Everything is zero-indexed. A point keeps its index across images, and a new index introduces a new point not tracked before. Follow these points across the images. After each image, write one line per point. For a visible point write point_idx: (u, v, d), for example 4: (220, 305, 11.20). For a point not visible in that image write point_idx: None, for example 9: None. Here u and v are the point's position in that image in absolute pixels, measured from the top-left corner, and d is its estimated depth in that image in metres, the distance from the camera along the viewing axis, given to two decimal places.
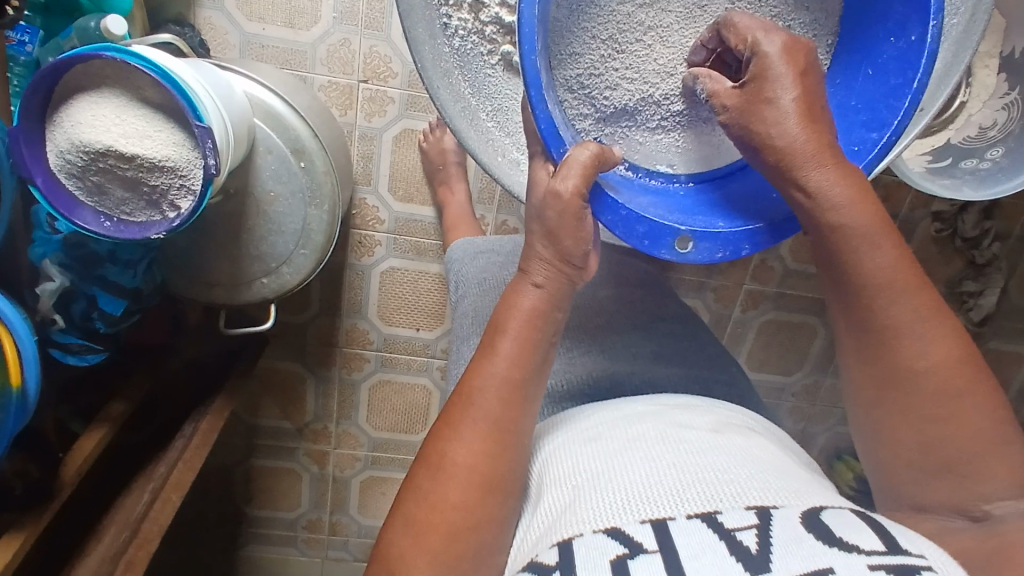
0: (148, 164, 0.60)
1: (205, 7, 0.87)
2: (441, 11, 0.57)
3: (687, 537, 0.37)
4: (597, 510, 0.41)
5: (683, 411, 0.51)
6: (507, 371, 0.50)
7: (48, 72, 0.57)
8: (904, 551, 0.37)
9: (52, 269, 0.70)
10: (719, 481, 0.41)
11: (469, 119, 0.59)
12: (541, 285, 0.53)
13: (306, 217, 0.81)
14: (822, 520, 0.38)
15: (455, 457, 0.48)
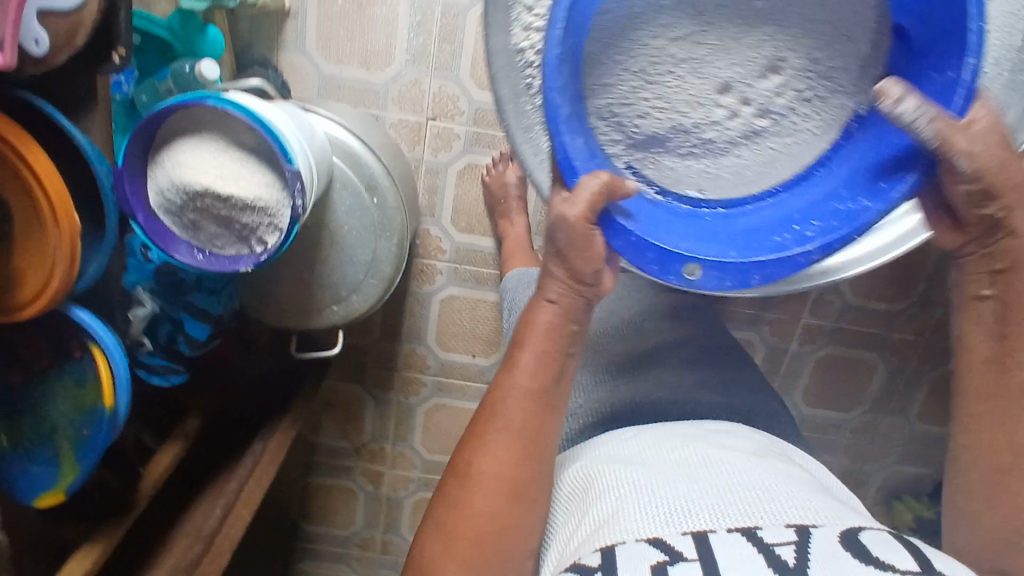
0: (241, 204, 0.64)
1: (286, 49, 0.91)
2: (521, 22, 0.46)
3: (727, 548, 0.38)
4: (642, 522, 0.42)
5: (724, 436, 0.52)
6: (529, 383, 0.45)
7: (154, 117, 0.62)
8: (938, 572, 0.37)
9: (145, 296, 0.74)
10: (760, 502, 0.42)
11: (521, 90, 0.47)
12: (555, 303, 0.46)
13: (376, 249, 0.85)
14: (859, 540, 0.38)
15: (480, 465, 0.45)
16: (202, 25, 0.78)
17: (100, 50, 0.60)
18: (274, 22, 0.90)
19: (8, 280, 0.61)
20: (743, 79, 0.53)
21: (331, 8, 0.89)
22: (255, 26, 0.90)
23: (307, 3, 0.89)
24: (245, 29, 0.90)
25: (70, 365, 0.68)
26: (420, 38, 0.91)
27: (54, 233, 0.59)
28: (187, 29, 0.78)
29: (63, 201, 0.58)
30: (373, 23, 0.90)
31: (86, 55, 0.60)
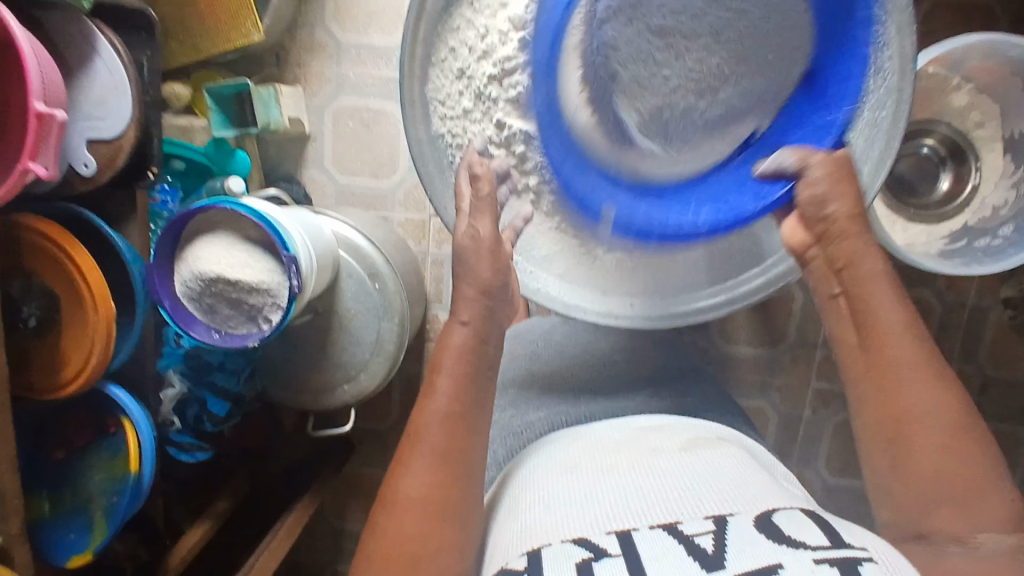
0: (248, 287, 0.75)
1: (308, 168, 1.07)
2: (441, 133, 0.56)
3: (649, 543, 0.36)
4: (565, 526, 0.40)
5: (656, 432, 0.51)
6: (448, 405, 0.51)
7: (178, 220, 0.75)
8: (849, 544, 0.37)
9: (174, 377, 0.86)
10: (680, 497, 0.41)
11: (444, 165, 0.56)
12: (467, 322, 0.54)
13: (379, 329, 0.93)
14: (773, 522, 0.37)
15: (407, 489, 0.48)
16: (231, 149, 0.94)
17: (138, 169, 0.76)
18: (297, 145, 1.06)
19: (54, 363, 0.72)
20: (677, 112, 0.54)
21: (343, 130, 1.05)
22: (282, 149, 1.06)
23: (323, 128, 1.05)
24: (274, 153, 1.06)
25: (106, 441, 0.77)
26: None
27: (92, 319, 0.71)
28: (220, 153, 0.94)
29: (102, 293, 0.71)
30: (378, 139, 1.05)
31: (125, 175, 0.75)
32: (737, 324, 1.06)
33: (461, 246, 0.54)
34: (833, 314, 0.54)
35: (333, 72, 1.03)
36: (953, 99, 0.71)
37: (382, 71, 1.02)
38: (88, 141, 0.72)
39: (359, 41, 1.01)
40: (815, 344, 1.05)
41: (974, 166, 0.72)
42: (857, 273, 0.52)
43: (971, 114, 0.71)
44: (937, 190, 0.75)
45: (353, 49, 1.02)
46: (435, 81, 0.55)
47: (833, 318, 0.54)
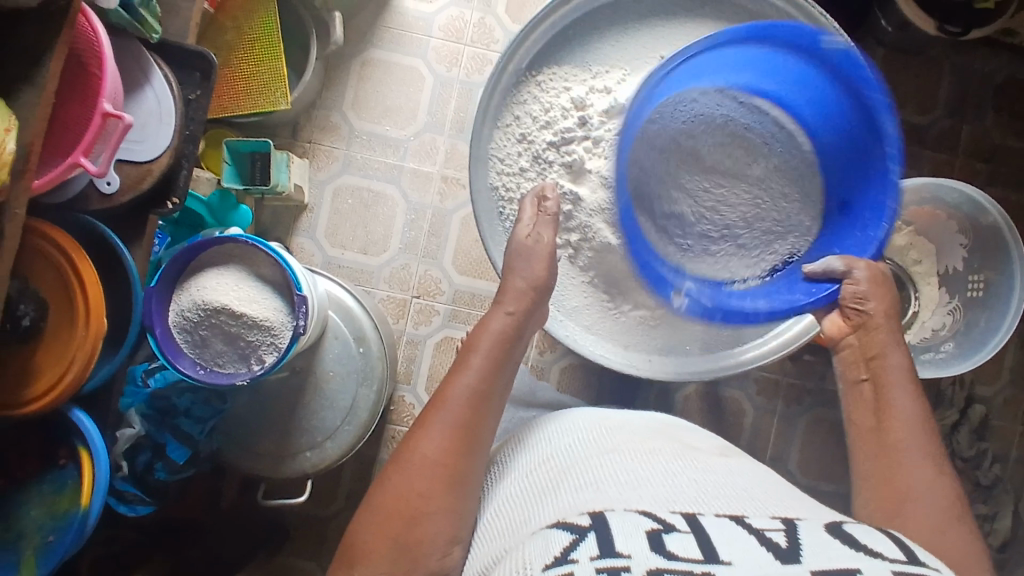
0: (250, 322, 0.74)
1: (300, 236, 1.09)
2: (495, 171, 0.63)
3: (719, 530, 0.38)
4: (628, 498, 0.43)
5: (679, 441, 0.55)
6: (477, 382, 0.53)
7: (198, 245, 0.75)
8: (922, 563, 0.38)
9: (135, 418, 0.80)
10: (737, 498, 0.44)
11: (493, 214, 0.63)
12: (513, 312, 0.57)
13: (356, 394, 0.92)
14: (847, 530, 0.40)
15: (424, 450, 0.50)
16: (235, 203, 0.96)
17: (162, 195, 0.76)
18: (293, 214, 1.09)
19: (23, 374, 0.67)
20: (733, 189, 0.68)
21: (342, 206, 1.09)
22: (277, 216, 1.09)
23: (322, 201, 1.09)
24: (268, 218, 1.08)
25: (52, 473, 0.70)
26: (412, 232, 1.10)
27: (79, 334, 0.67)
28: (222, 205, 0.95)
29: (98, 308, 0.67)
30: (374, 218, 1.10)
31: (144, 202, 0.76)
32: None
33: (520, 245, 0.59)
34: (855, 399, 0.60)
35: (342, 153, 1.09)
36: (895, 239, 0.83)
37: (389, 158, 1.10)
38: (119, 161, 0.73)
39: (373, 129, 1.09)
40: (763, 463, 1.10)
41: (912, 296, 0.84)
42: (883, 364, 0.60)
43: (910, 252, 0.83)
44: None
45: (365, 135, 1.09)
46: (497, 142, 0.63)
47: (853, 401, 0.60)
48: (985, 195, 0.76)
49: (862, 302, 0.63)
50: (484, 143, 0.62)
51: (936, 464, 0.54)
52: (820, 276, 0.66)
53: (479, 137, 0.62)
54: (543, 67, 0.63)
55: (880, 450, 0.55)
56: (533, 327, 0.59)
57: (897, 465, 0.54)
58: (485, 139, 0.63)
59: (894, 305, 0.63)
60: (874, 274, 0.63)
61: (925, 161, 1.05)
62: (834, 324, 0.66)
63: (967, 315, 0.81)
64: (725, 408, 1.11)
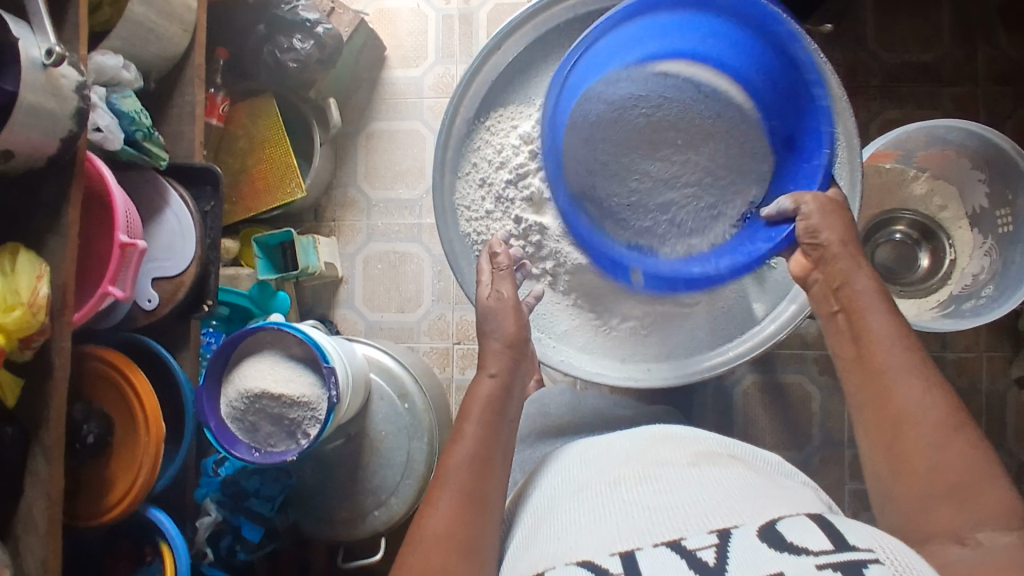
0: (290, 400, 0.79)
1: (341, 307, 1.15)
2: (463, 217, 0.66)
3: (651, 557, 0.38)
4: (573, 549, 0.42)
5: (667, 449, 0.53)
6: (473, 449, 0.54)
7: (229, 343, 0.82)
8: (853, 548, 0.36)
9: (211, 505, 0.87)
10: (686, 513, 0.41)
11: (472, 259, 0.66)
12: (496, 374, 0.59)
13: (410, 449, 0.95)
14: (776, 530, 0.38)
15: (432, 529, 0.50)
16: (273, 291, 1.03)
17: (196, 301, 0.83)
18: (330, 288, 1.16)
19: (102, 487, 0.75)
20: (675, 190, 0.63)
21: (373, 272, 1.15)
22: (317, 293, 1.16)
23: (355, 270, 1.16)
24: (309, 297, 1.16)
25: (142, 569, 0.77)
26: (441, 282, 1.14)
27: (143, 439, 0.74)
28: (263, 296, 1.03)
29: (154, 414, 0.74)
30: (404, 277, 1.15)
31: (184, 308, 0.83)
32: (761, 429, 1.07)
33: (486, 310, 0.61)
34: (834, 332, 0.58)
35: (364, 223, 1.16)
36: (913, 189, 0.79)
37: (408, 219, 1.15)
38: (153, 279, 0.81)
39: (387, 195, 1.15)
40: (842, 445, 1.05)
41: (946, 243, 0.80)
42: (852, 291, 0.57)
43: (934, 199, 0.79)
44: (918, 268, 0.82)
45: (382, 202, 1.15)
46: (461, 191, 0.66)
47: (834, 335, 0.57)
48: (993, 131, 0.72)
49: (820, 236, 0.58)
50: (449, 195, 0.66)
51: (925, 374, 0.51)
52: (779, 217, 0.61)
53: (443, 191, 0.65)
54: (489, 112, 0.66)
55: (867, 379, 0.53)
56: (521, 378, 0.61)
57: (889, 396, 0.51)
58: (449, 190, 0.66)
59: (853, 230, 0.58)
60: (822, 203, 0.58)
61: (945, 98, 1.00)
62: (798, 261, 0.61)
63: (1005, 254, 0.75)
64: (788, 396, 1.07)
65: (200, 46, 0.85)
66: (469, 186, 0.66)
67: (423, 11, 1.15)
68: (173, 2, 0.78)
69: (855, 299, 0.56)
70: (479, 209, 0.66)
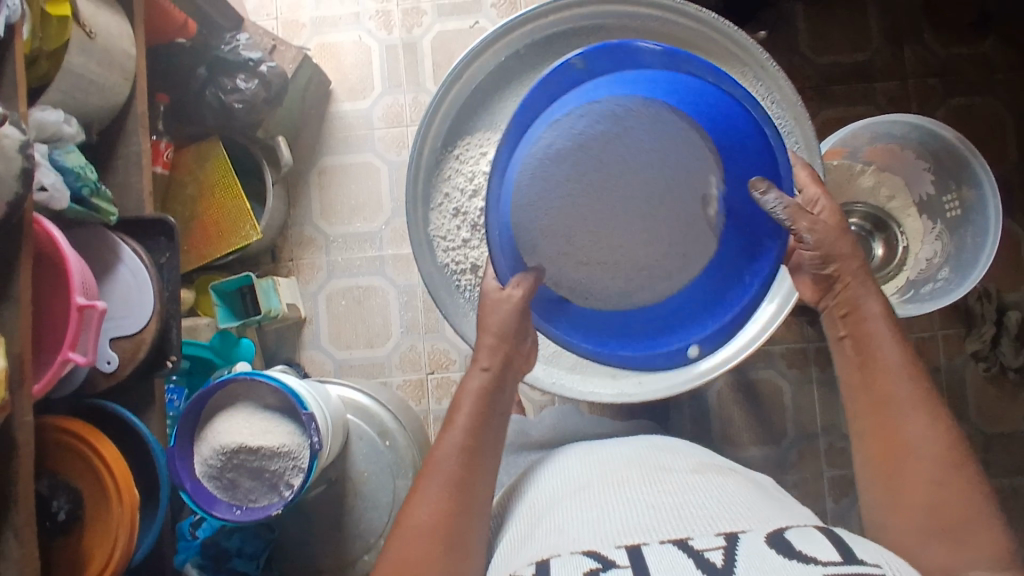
0: (270, 452, 0.77)
1: (307, 348, 1.12)
2: (438, 246, 0.66)
3: (658, 555, 0.38)
4: (579, 539, 0.42)
5: (667, 461, 0.54)
6: (462, 440, 0.57)
7: (201, 396, 0.78)
8: (861, 561, 0.37)
9: (190, 570, 0.81)
10: (693, 516, 0.43)
11: (451, 288, 0.66)
12: (488, 368, 0.60)
13: (394, 488, 0.93)
14: (785, 538, 0.38)
15: (419, 515, 0.53)
16: (236, 338, 1.00)
17: (158, 359, 0.79)
18: (294, 330, 1.12)
19: (76, 565, 0.70)
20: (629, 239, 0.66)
21: (337, 309, 1.13)
22: (281, 336, 1.12)
23: (318, 310, 1.13)
24: (272, 341, 1.12)
25: None
26: (409, 313, 1.12)
27: (116, 511, 0.70)
28: (225, 344, 0.99)
29: (125, 480, 0.70)
30: (370, 311, 1.13)
31: (147, 366, 0.79)
32: (738, 426, 1.08)
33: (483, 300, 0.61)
34: (840, 355, 0.62)
35: (324, 260, 1.13)
36: (862, 182, 0.83)
37: (368, 252, 1.13)
38: (111, 340, 0.77)
39: (346, 229, 1.13)
40: (816, 434, 1.08)
41: (898, 231, 0.84)
42: (859, 316, 0.61)
43: (882, 190, 0.83)
44: (874, 257, 0.84)
45: (340, 237, 1.13)
46: (435, 222, 0.66)
47: (841, 358, 0.61)
48: (934, 122, 0.76)
49: (828, 264, 0.61)
50: (423, 225, 0.66)
51: (931, 408, 0.56)
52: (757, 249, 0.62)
53: (418, 221, 0.65)
54: (457, 141, 0.66)
55: (875, 407, 0.57)
56: (514, 377, 0.62)
57: (900, 432, 0.56)
58: (423, 221, 0.66)
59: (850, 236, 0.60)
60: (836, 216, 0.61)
61: (877, 94, 1.05)
62: (807, 287, 0.63)
63: (956, 237, 0.80)
64: (761, 392, 1.09)
65: (142, 94, 0.82)
66: (443, 215, 0.66)
67: (366, 43, 1.14)
68: (111, 51, 0.75)
69: (864, 321, 0.60)
70: (454, 238, 0.66)
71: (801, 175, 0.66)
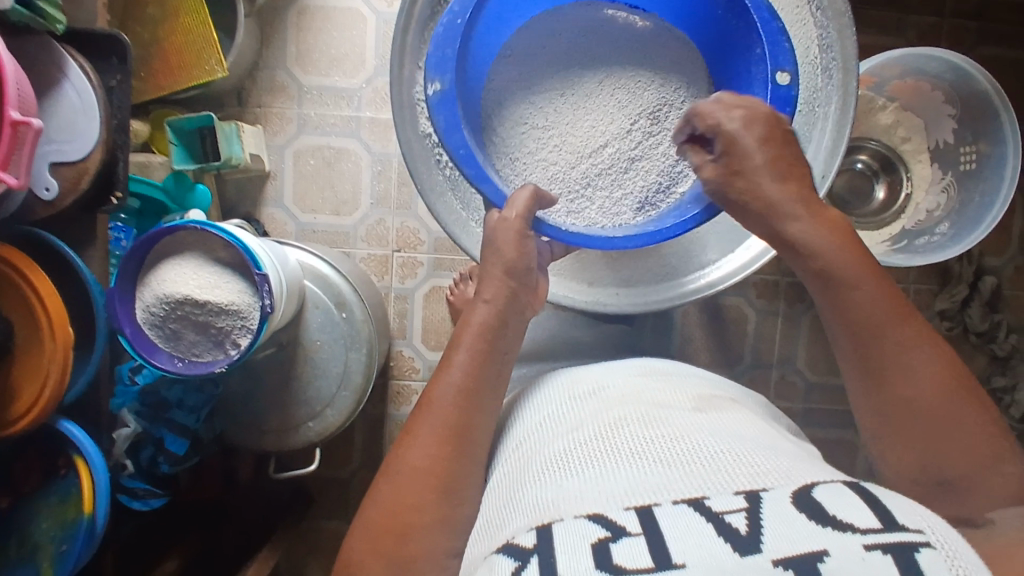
0: (217, 308, 0.72)
1: (268, 206, 1.06)
2: (423, 114, 0.60)
3: (672, 518, 0.34)
4: (581, 499, 0.38)
5: (663, 389, 0.49)
6: (461, 379, 0.50)
7: (143, 243, 0.72)
8: (902, 527, 0.33)
9: (128, 417, 0.81)
10: (702, 468, 0.38)
11: (431, 161, 0.60)
12: (490, 301, 0.55)
13: (347, 360, 0.91)
14: (815, 499, 0.34)
15: (412, 461, 0.47)
16: (192, 183, 0.92)
17: (102, 194, 0.73)
18: (257, 184, 1.05)
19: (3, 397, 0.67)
20: (618, 163, 0.66)
21: (305, 169, 1.05)
22: (241, 188, 1.05)
23: (284, 166, 1.05)
24: (232, 192, 1.05)
25: (56, 484, 0.71)
26: (381, 184, 1.06)
27: (48, 347, 0.66)
28: (180, 189, 0.92)
29: (59, 316, 0.66)
30: (339, 176, 1.06)
31: (89, 200, 0.72)
32: (698, 348, 1.08)
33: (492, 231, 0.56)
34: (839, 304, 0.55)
35: (295, 112, 1.04)
36: (879, 119, 0.79)
37: (345, 111, 1.05)
38: (52, 164, 0.69)
39: (322, 83, 1.04)
40: (771, 365, 1.09)
41: (904, 177, 0.81)
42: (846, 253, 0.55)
43: (898, 130, 0.79)
44: (873, 200, 0.83)
45: (315, 90, 1.04)
46: (421, 82, 0.59)
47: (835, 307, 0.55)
48: (972, 62, 0.70)
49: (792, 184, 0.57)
50: (409, 85, 0.58)
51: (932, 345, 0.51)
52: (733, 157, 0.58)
53: (403, 78, 0.58)
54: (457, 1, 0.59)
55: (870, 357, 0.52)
56: (526, 311, 0.56)
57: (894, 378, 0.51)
58: (409, 79, 0.58)
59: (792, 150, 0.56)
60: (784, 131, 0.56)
61: (911, 26, 0.97)
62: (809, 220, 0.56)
63: (962, 193, 0.76)
64: (726, 317, 1.08)
65: None
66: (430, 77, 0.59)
67: None
68: None
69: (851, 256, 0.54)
70: None
71: (829, 101, 0.61)
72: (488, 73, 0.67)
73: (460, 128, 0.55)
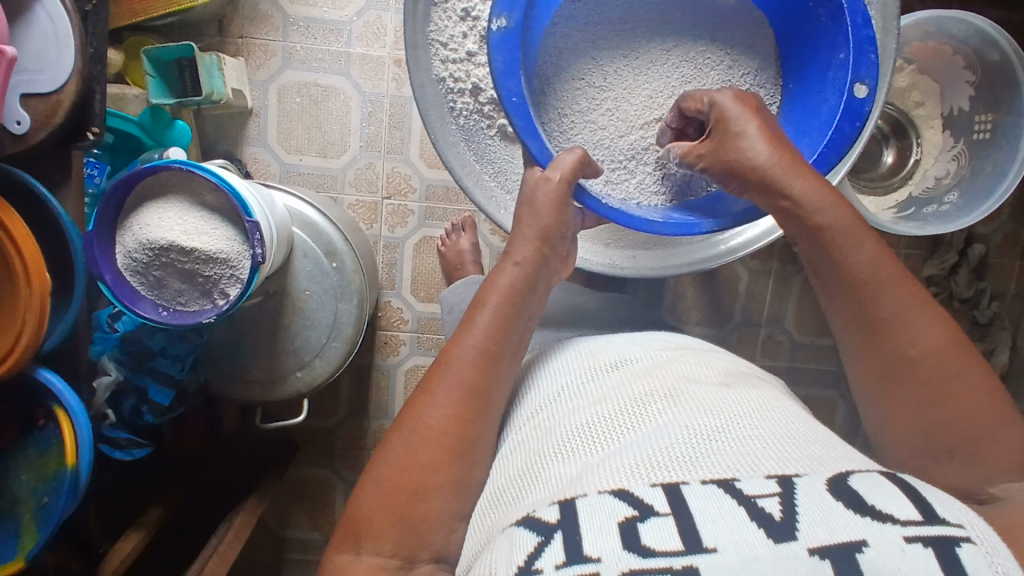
0: (204, 255, 0.69)
1: (250, 145, 1.00)
2: (438, 59, 0.58)
3: (702, 500, 0.33)
4: (604, 472, 0.37)
5: (688, 364, 0.48)
6: (483, 341, 0.48)
7: (123, 182, 0.67)
8: (941, 520, 0.33)
9: (109, 364, 0.77)
10: (733, 450, 0.37)
11: (444, 108, 0.58)
12: (520, 263, 0.52)
13: (337, 311, 0.88)
14: (851, 487, 0.34)
15: (428, 419, 0.46)
16: (170, 119, 0.86)
17: (78, 128, 0.67)
18: (238, 121, 0.99)
19: None
20: None
21: (290, 107, 0.99)
22: (221, 125, 0.99)
23: (267, 103, 0.99)
24: (212, 129, 0.99)
25: (35, 435, 0.69)
26: (371, 127, 1.01)
27: (25, 295, 0.62)
28: (157, 124, 0.86)
29: (35, 263, 0.61)
30: (327, 116, 1.00)
31: (64, 136, 0.67)
32: (688, 305, 1.09)
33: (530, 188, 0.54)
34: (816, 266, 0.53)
35: (279, 45, 0.98)
36: (897, 81, 0.79)
37: (334, 46, 0.98)
38: (23, 96, 0.63)
39: (309, 14, 0.97)
40: (759, 324, 1.09)
41: (914, 142, 0.82)
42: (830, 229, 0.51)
43: (914, 94, 0.80)
44: (883, 164, 0.84)
45: (302, 21, 0.97)
46: (436, 23, 0.57)
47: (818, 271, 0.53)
48: (998, 28, 0.71)
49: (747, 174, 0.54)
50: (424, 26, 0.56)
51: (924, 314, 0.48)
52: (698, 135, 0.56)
53: (418, 15, 0.55)
54: None
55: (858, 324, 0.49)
56: (551, 273, 0.54)
57: (900, 340, 0.47)
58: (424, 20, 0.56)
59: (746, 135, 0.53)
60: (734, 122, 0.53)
61: None
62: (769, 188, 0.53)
63: (972, 160, 0.77)
64: (718, 277, 1.08)
65: None
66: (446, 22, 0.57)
67: None
68: None
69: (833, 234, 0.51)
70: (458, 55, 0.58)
71: None
72: (554, 18, 0.63)
73: (517, 75, 0.52)
